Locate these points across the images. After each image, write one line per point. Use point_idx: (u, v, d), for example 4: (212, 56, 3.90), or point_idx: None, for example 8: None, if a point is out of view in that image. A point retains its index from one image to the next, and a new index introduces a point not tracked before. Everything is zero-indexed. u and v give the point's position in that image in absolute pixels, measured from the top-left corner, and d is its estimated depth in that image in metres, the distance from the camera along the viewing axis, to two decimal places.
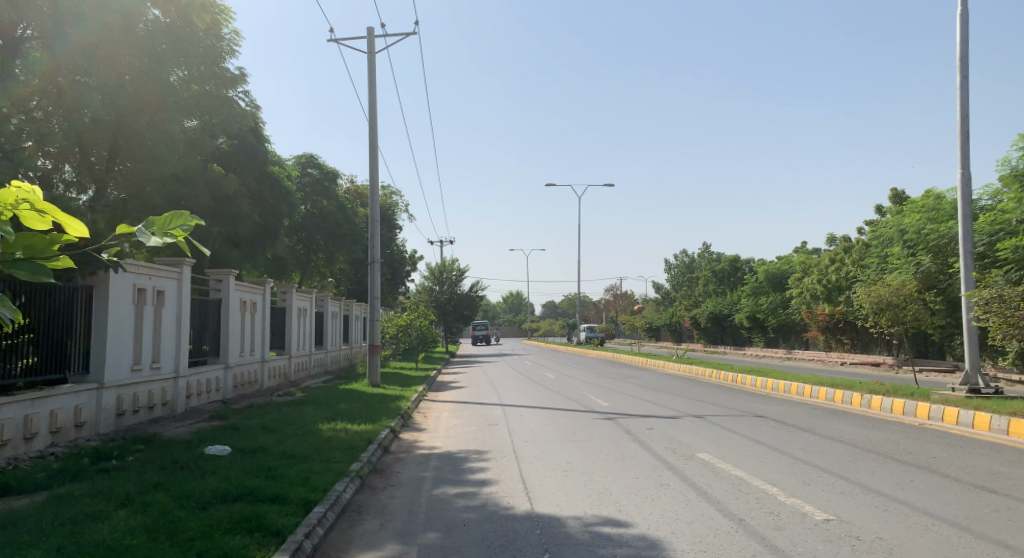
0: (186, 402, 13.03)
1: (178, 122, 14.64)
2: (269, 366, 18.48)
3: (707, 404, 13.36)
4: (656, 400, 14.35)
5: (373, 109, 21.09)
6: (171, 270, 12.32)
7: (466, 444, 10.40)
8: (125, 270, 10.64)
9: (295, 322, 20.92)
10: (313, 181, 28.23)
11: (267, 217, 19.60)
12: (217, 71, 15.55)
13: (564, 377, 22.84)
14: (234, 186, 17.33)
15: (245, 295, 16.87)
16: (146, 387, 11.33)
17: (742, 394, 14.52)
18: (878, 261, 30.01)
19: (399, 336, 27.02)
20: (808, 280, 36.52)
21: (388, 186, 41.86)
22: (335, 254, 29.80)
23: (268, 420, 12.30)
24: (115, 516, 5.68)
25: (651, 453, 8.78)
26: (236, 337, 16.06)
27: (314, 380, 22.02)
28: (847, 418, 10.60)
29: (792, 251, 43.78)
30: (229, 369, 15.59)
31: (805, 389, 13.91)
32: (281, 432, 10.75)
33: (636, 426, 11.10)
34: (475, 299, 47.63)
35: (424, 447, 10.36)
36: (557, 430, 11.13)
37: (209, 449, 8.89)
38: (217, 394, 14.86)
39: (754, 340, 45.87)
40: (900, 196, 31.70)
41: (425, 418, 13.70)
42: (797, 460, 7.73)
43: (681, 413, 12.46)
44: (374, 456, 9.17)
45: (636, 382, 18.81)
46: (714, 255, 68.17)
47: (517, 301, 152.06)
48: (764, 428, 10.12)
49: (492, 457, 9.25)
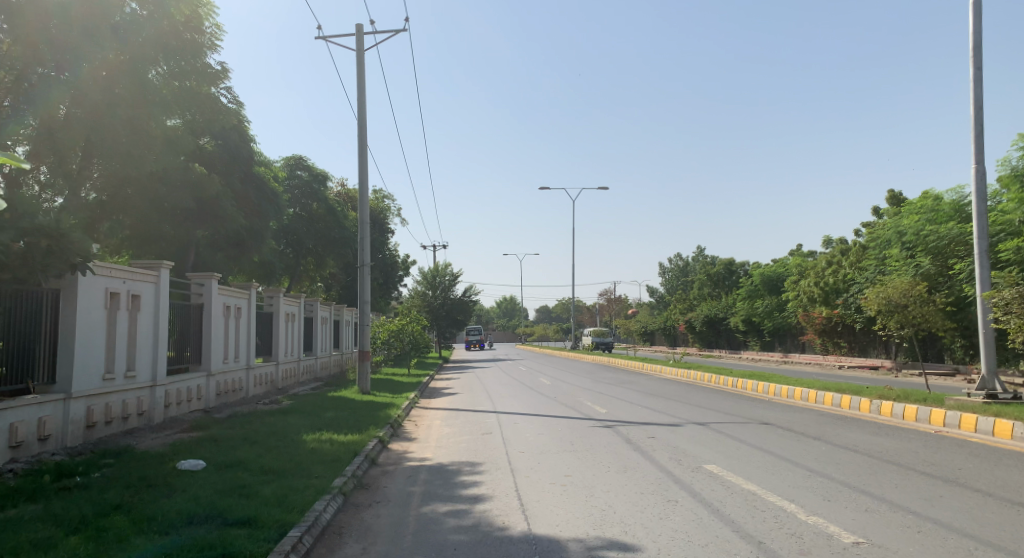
0: (164, 412, 12.43)
1: (158, 120, 14.15)
2: (255, 374, 17.86)
3: (709, 410, 12.84)
4: (656, 407, 13.82)
5: (363, 109, 20.54)
6: (148, 274, 11.76)
7: (457, 455, 9.83)
8: (95, 273, 10.09)
9: (283, 328, 20.33)
10: (302, 184, 27.67)
11: (253, 219, 19.07)
12: (198, 66, 15.04)
13: (559, 383, 22.31)
14: (217, 186, 16.79)
15: (230, 300, 16.28)
16: (119, 397, 10.72)
17: (744, 400, 14.03)
18: (876, 264, 29.61)
19: (390, 341, 26.66)
20: (805, 282, 36.09)
21: (379, 190, 41.25)
22: (325, 258, 29.22)
23: (250, 430, 11.69)
24: (66, 543, 5.11)
25: (655, 465, 8.23)
26: (219, 343, 15.45)
27: (302, 387, 21.43)
28: (857, 425, 10.09)
29: (788, 254, 43.40)
30: (212, 376, 14.98)
31: (810, 394, 13.42)
32: (262, 443, 10.16)
33: (637, 435, 10.56)
34: (468, 304, 47.00)
35: (414, 459, 9.77)
36: (554, 439, 10.58)
37: (183, 463, 8.31)
38: (198, 403, 14.25)
39: (750, 344, 45.44)
40: (898, 198, 31.33)
41: (416, 427, 13.12)
42: (812, 472, 7.20)
43: (682, 420, 11.95)
44: (359, 470, 8.57)
45: (634, 388, 18.27)
46: (708, 259, 67.86)
47: (510, 306, 151.72)
48: (772, 436, 9.59)
49: (485, 470, 8.69)
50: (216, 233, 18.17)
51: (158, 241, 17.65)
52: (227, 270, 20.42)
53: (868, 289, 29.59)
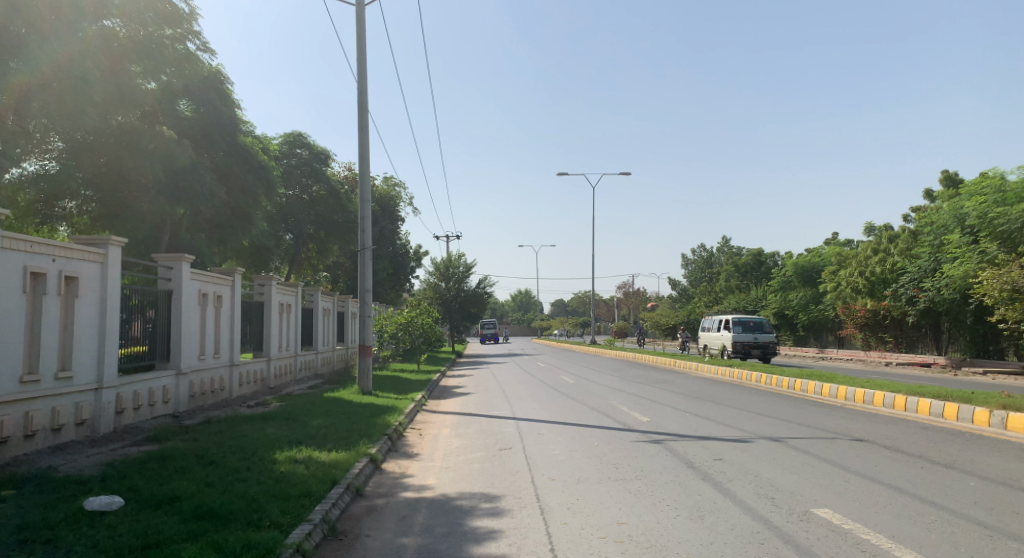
0: (115, 419, 10.23)
1: (120, 71, 12.56)
2: (240, 371, 15.68)
3: (777, 420, 10.52)
4: (709, 415, 11.43)
5: (365, 73, 18.19)
6: (93, 253, 9.66)
7: (468, 483, 7.57)
8: (5, 248, 8.04)
9: (276, 320, 18.11)
10: (301, 162, 25.61)
11: (238, 196, 17.11)
12: (161, 6, 12.94)
13: (585, 381, 20.03)
14: (190, 155, 14.54)
15: (208, 286, 14.07)
16: (45, 403, 8.57)
17: (813, 407, 11.71)
18: (931, 251, 27.02)
19: (399, 336, 24.26)
20: (846, 274, 33.35)
21: (391, 178, 39.17)
22: (329, 245, 27.17)
23: (214, 444, 9.50)
24: None
25: (743, 508, 5.89)
26: (193, 337, 13.26)
27: (300, 386, 19.31)
28: (990, 445, 7.76)
29: (822, 244, 40.80)
30: (184, 376, 12.79)
31: (897, 401, 11.09)
32: (219, 465, 7.95)
33: (700, 456, 8.26)
34: (483, 297, 44.67)
35: (412, 489, 7.45)
36: (593, 460, 8.29)
37: (93, 498, 6.04)
38: (164, 408, 12.07)
39: (782, 339, 42.83)
40: (952, 178, 28.73)
41: (419, 438, 10.91)
42: (994, 531, 4.86)
43: (749, 433, 9.65)
44: (333, 510, 6.28)
45: (672, 390, 15.84)
46: (734, 250, 65.13)
47: (526, 300, 148.94)
48: (883, 461, 7.29)
49: (509, 508, 6.42)
50: (197, 210, 16.22)
51: (131, 217, 15.57)
52: (207, 253, 18.31)
53: (923, 279, 27.02)
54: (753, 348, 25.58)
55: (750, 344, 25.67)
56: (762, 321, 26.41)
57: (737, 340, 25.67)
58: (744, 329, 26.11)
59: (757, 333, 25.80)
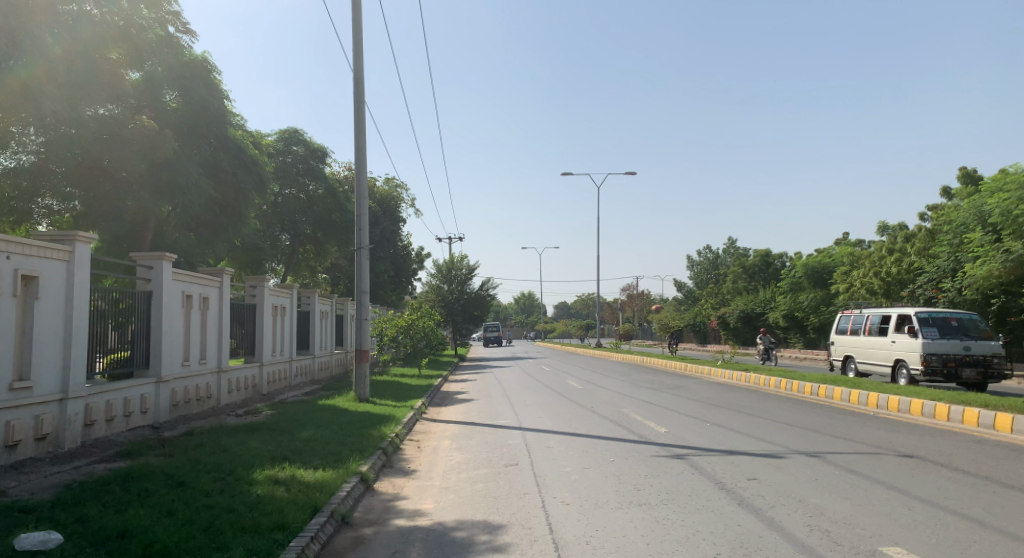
0: (84, 432, 9.33)
1: (100, 58, 11.77)
2: (228, 377, 14.76)
3: (810, 433, 9.56)
4: (733, 427, 10.46)
5: (360, 63, 17.30)
6: (56, 250, 8.77)
7: (470, 509, 6.64)
8: None
9: (268, 323, 17.20)
10: (297, 160, 24.75)
11: (229, 193, 16.39)
12: None
13: (593, 387, 19.11)
14: (174, 147, 13.72)
15: (193, 288, 13.15)
16: None
17: (847, 417, 10.73)
18: (950, 250, 25.98)
19: (398, 339, 23.30)
20: (860, 274, 32.36)
21: (392, 178, 38.38)
22: (326, 245, 26.40)
23: (190, 460, 8.58)
24: None
25: (794, 546, 4.96)
26: (176, 342, 12.35)
27: (294, 392, 18.41)
28: None
29: (833, 244, 39.84)
30: (164, 384, 11.86)
31: (943, 411, 10.08)
32: (190, 488, 7.03)
33: (732, 475, 7.32)
34: (486, 299, 43.75)
35: (405, 516, 6.52)
36: (609, 480, 7.36)
37: (24, 535, 5.12)
38: (142, 418, 11.16)
39: (793, 342, 41.87)
40: (971, 175, 27.79)
41: (416, 452, 9.98)
42: None
43: (782, 447, 8.68)
44: (311, 545, 5.35)
45: (687, 396, 14.88)
46: (740, 251, 64.20)
47: (529, 303, 148.53)
48: (944, 483, 6.33)
49: (516, 543, 5.48)
50: (184, 207, 15.35)
51: (115, 214, 14.78)
52: (197, 252, 17.46)
53: (942, 279, 26.04)
54: (964, 366, 14.80)
55: (957, 360, 14.84)
56: (968, 320, 15.55)
57: (934, 353, 15.00)
58: (942, 332, 15.31)
59: (967, 340, 15.01)
